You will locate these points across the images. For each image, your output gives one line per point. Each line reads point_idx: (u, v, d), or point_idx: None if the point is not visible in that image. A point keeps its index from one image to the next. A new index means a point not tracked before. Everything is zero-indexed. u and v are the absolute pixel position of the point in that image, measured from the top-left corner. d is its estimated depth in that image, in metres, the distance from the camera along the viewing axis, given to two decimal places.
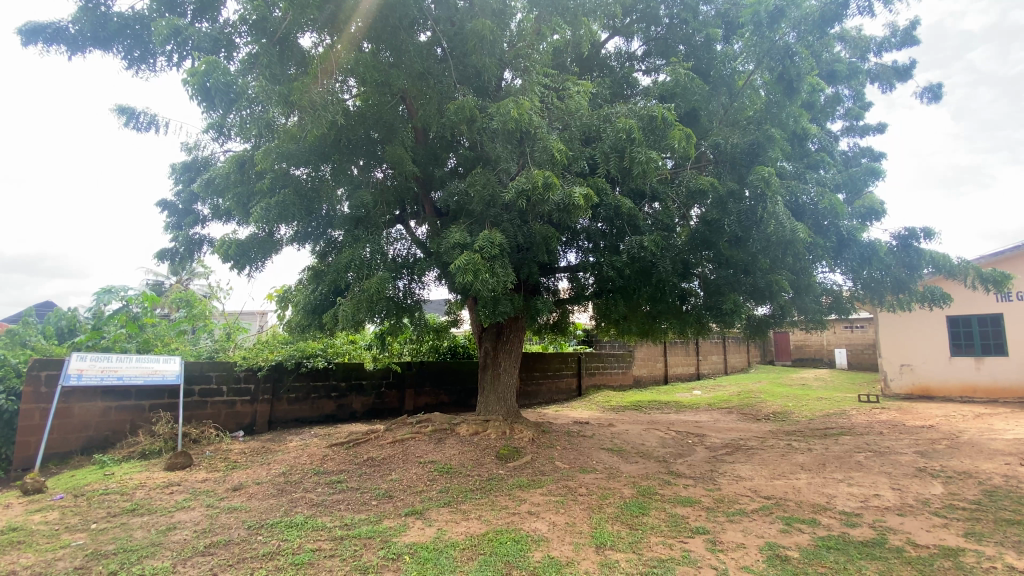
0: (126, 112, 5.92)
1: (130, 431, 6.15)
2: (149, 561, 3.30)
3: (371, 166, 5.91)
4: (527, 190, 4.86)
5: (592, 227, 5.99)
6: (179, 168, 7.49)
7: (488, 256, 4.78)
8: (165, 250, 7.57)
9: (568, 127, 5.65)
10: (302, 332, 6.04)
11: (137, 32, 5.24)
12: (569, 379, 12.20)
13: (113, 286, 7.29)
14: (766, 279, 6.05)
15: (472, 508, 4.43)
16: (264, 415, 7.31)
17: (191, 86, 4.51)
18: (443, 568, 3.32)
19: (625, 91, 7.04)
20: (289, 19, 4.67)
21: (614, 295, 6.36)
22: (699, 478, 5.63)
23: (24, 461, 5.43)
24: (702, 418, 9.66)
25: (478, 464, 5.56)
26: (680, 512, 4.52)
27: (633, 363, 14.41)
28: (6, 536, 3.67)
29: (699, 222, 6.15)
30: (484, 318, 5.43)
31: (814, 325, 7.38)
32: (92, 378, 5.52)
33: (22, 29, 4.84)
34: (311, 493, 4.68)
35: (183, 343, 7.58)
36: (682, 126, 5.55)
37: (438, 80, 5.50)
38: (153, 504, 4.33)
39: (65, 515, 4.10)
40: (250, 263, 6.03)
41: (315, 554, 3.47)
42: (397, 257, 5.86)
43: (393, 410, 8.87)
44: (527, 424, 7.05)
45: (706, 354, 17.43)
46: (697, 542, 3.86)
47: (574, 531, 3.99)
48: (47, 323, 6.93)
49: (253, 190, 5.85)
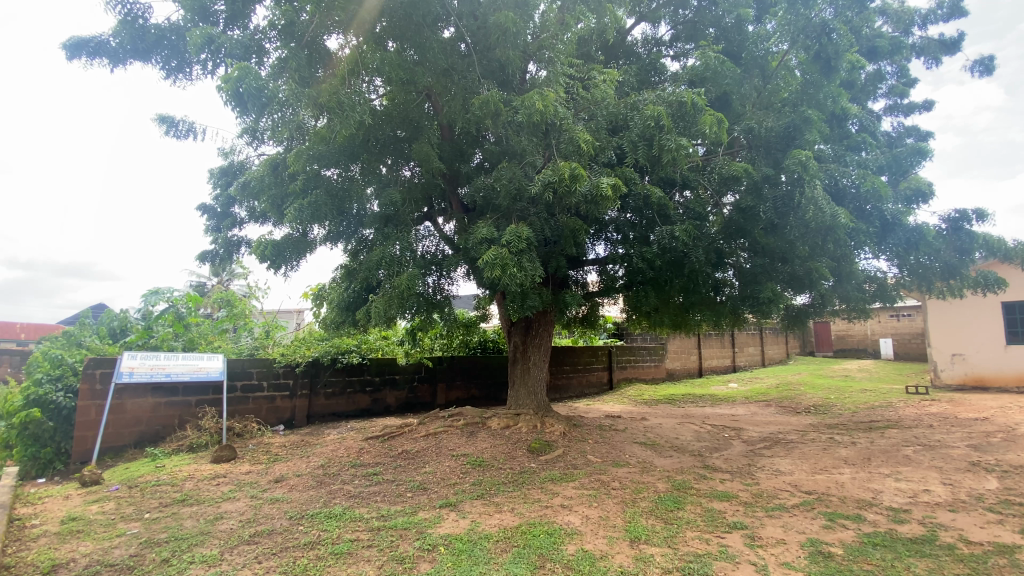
0: (166, 121, 6.18)
1: (179, 425, 6.46)
2: (198, 549, 3.45)
3: (399, 164, 5.94)
4: (553, 182, 4.79)
5: (621, 218, 5.86)
6: (216, 172, 7.77)
7: (516, 251, 4.75)
8: (206, 252, 7.89)
9: (594, 117, 5.57)
10: (336, 329, 6.18)
11: (173, 42, 5.44)
12: (599, 373, 12.11)
13: (160, 287, 7.62)
14: (806, 267, 5.89)
15: (505, 501, 4.46)
16: (303, 409, 7.54)
17: (224, 92, 4.66)
18: (477, 560, 3.35)
19: (652, 78, 6.87)
20: (316, 19, 4.77)
21: (645, 286, 6.20)
22: (736, 473, 5.50)
23: (82, 455, 5.79)
24: (739, 411, 9.42)
25: (510, 458, 5.58)
26: (716, 507, 4.43)
27: (665, 356, 14.18)
28: (67, 525, 3.92)
29: (733, 209, 6.00)
30: (512, 313, 5.42)
31: (857, 314, 7.10)
32: (142, 376, 5.80)
33: (67, 44, 5.11)
34: (348, 485, 4.81)
35: (225, 341, 7.92)
36: (713, 111, 5.33)
37: (463, 76, 5.51)
38: (201, 495, 4.54)
39: (120, 505, 4.35)
40: (285, 263, 6.17)
41: (353, 544, 3.56)
42: (426, 253, 5.92)
43: (426, 404, 9.01)
44: (558, 418, 7.03)
45: (741, 346, 16.98)
46: (735, 537, 3.78)
47: (608, 524, 3.96)
48: (102, 323, 7.31)
49: (286, 192, 6.01)
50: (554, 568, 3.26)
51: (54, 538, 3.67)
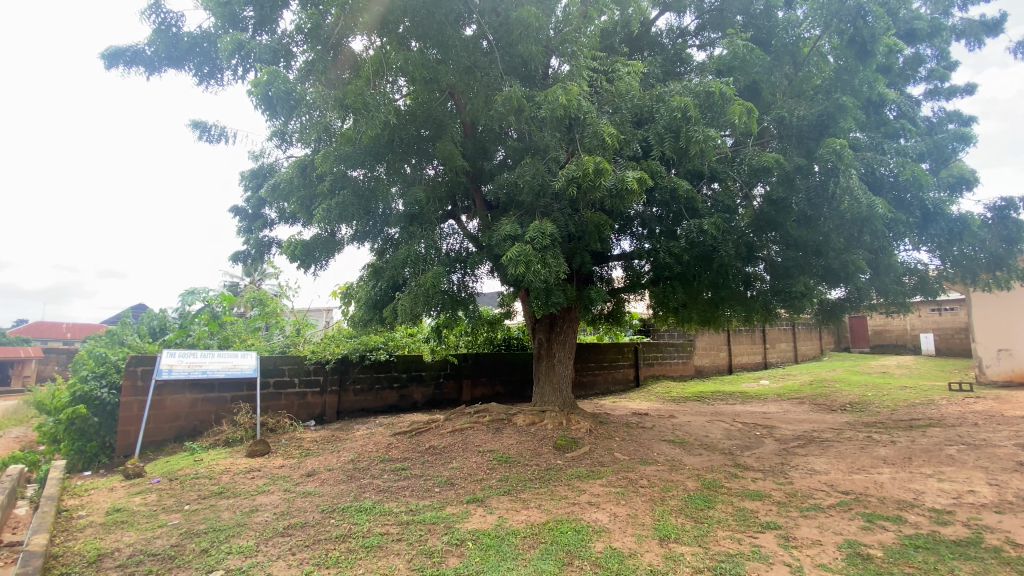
0: (199, 126, 6.38)
1: (215, 420, 6.69)
2: (235, 540, 3.57)
3: (423, 164, 5.95)
4: (577, 177, 4.75)
5: (647, 212, 5.72)
6: (247, 175, 7.98)
7: (540, 247, 4.74)
8: (239, 252, 8.13)
9: (619, 110, 5.46)
10: (365, 326, 6.30)
11: (205, 49, 5.60)
12: (625, 370, 11.98)
13: (196, 288, 7.88)
14: (841, 260, 5.70)
15: (532, 497, 4.46)
16: (333, 405, 7.70)
17: (255, 96, 4.79)
18: (505, 555, 3.36)
19: (677, 69, 6.73)
20: (341, 22, 4.86)
21: (673, 282, 6.08)
22: (769, 472, 5.37)
23: (125, 449, 6.04)
24: (771, 409, 9.19)
25: (536, 454, 5.57)
26: (748, 506, 4.33)
27: (693, 352, 13.93)
28: (112, 515, 4.10)
29: (764, 201, 5.83)
30: (537, 310, 5.42)
31: (896, 308, 6.87)
32: (180, 373, 6.02)
33: (105, 54, 5.33)
34: (377, 479, 4.89)
35: (258, 338, 8.15)
36: (742, 100, 5.23)
37: (485, 73, 5.50)
38: (237, 488, 4.69)
39: (162, 497, 4.53)
40: (315, 263, 6.29)
41: (383, 538, 3.62)
42: (450, 251, 5.96)
43: (452, 400, 9.09)
44: (584, 415, 6.99)
45: (773, 342, 16.55)
46: (768, 537, 3.69)
47: (636, 523, 3.92)
48: (143, 323, 7.60)
49: (315, 194, 6.14)
50: (582, 565, 3.24)
51: (100, 528, 3.85)
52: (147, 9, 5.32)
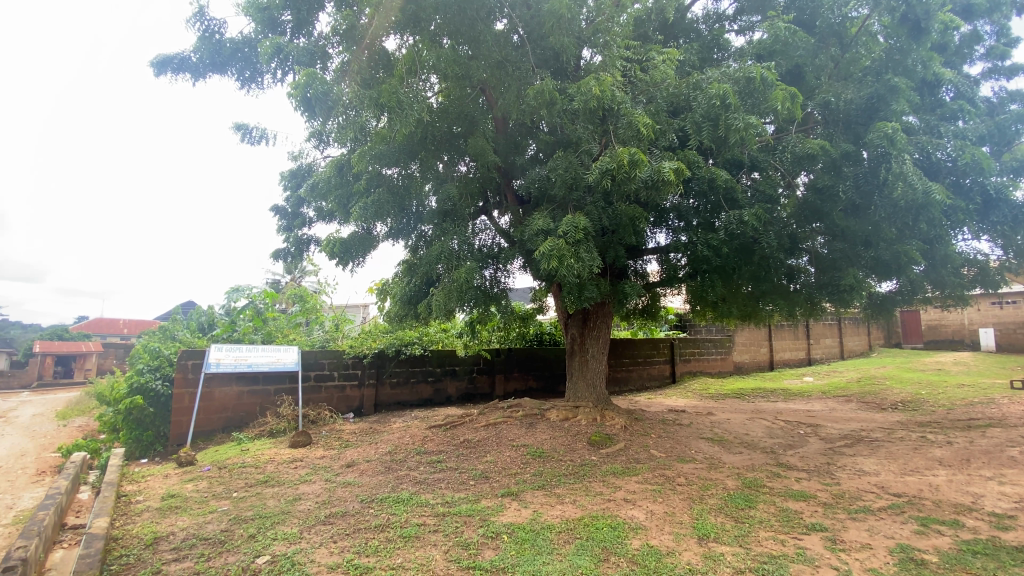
0: (241, 129, 6.62)
1: (260, 412, 6.96)
2: (280, 527, 3.71)
3: (455, 160, 6.01)
4: (611, 169, 4.65)
5: (683, 204, 5.56)
6: (286, 175, 8.24)
7: (573, 241, 4.68)
8: (280, 250, 8.40)
9: (653, 99, 5.35)
10: (400, 322, 6.41)
11: (246, 54, 5.81)
12: (661, 365, 11.78)
13: (241, 285, 8.22)
14: (892, 251, 5.42)
15: (567, 493, 4.44)
16: (370, 398, 7.89)
17: (296, 98, 4.94)
18: (541, 549, 3.36)
19: (715, 55, 6.51)
20: (375, 21, 4.92)
21: (711, 275, 5.79)
22: (814, 472, 5.16)
23: (178, 438, 6.36)
24: (816, 407, 8.84)
25: (570, 449, 5.55)
26: (792, 506, 4.18)
27: (732, 348, 13.54)
28: (167, 501, 4.34)
29: (808, 189, 5.65)
30: (570, 305, 5.36)
31: (953, 301, 6.48)
32: (228, 366, 6.33)
33: (154, 62, 5.59)
34: (414, 471, 4.98)
35: (299, 334, 8.41)
36: (784, 85, 5.05)
37: (517, 67, 5.47)
38: (281, 477, 4.86)
39: (212, 484, 4.75)
40: (352, 260, 6.43)
41: (420, 529, 3.69)
42: (483, 247, 5.99)
43: (485, 394, 9.16)
44: (618, 412, 6.89)
45: (818, 337, 15.92)
46: (814, 539, 3.55)
47: (674, 521, 3.85)
48: (192, 318, 7.99)
49: (351, 192, 6.28)
50: (619, 562, 3.21)
51: (156, 513, 4.07)
52: (193, 17, 5.55)
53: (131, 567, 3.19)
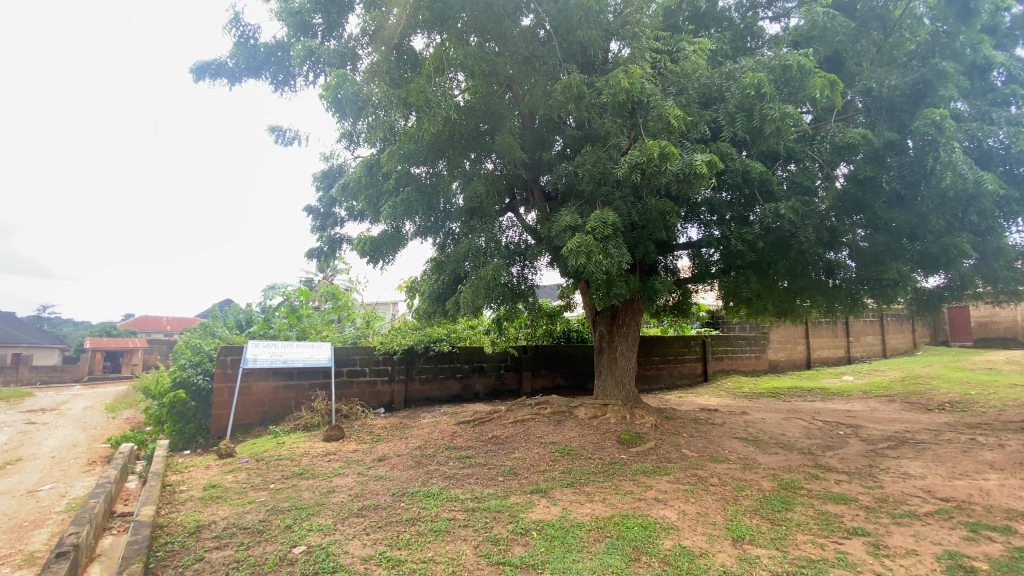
0: (275, 130, 6.81)
1: (295, 406, 7.16)
2: (315, 519, 3.80)
3: (482, 158, 6.01)
4: (641, 163, 4.57)
5: (716, 197, 5.41)
6: (319, 175, 8.42)
7: (601, 237, 4.61)
8: (313, 249, 8.60)
9: (684, 90, 5.23)
10: (429, 319, 6.47)
11: (279, 58, 5.94)
12: (692, 363, 11.55)
13: (277, 283, 8.46)
14: (941, 244, 5.14)
15: (597, 491, 4.41)
16: (400, 394, 8.02)
17: (327, 100, 5.01)
18: (570, 547, 3.35)
19: (749, 44, 6.32)
20: (403, 20, 4.97)
21: (745, 271, 5.63)
22: (855, 474, 4.97)
23: (218, 431, 6.60)
24: (856, 407, 8.51)
25: (599, 448, 5.50)
26: (832, 510, 4.04)
27: (767, 346, 13.16)
28: (209, 491, 4.52)
29: (847, 181, 5.41)
30: (598, 302, 5.30)
31: (1006, 297, 6.14)
32: (264, 362, 6.54)
33: (194, 68, 5.88)
34: (444, 466, 5.04)
35: (332, 330, 8.59)
36: (823, 72, 4.91)
37: (545, 62, 5.43)
38: (316, 470, 4.99)
39: (251, 475, 4.92)
40: (383, 258, 6.54)
41: (450, 523, 3.72)
42: (509, 244, 6.01)
43: (513, 391, 9.18)
44: (649, 410, 6.80)
45: (858, 335, 15.31)
46: (855, 544, 3.42)
47: (707, 521, 3.77)
48: (231, 315, 8.27)
49: (381, 191, 6.36)
50: (650, 562, 3.16)
51: (198, 502, 4.24)
52: (229, 24, 5.75)
53: (175, 553, 3.33)
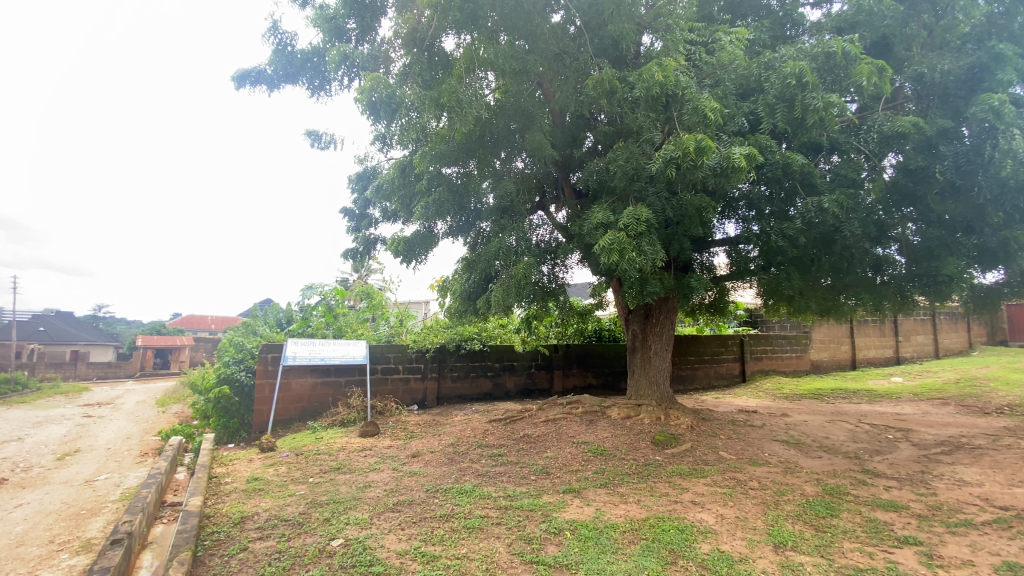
0: (312, 135, 6.99)
1: (333, 402, 7.34)
2: (352, 512, 3.88)
3: (512, 156, 5.98)
4: (675, 158, 4.45)
5: (754, 191, 5.23)
6: (354, 178, 8.61)
7: (634, 234, 4.54)
8: (349, 250, 8.79)
9: (720, 82, 5.09)
10: (460, 318, 6.51)
11: (315, 64, 6.10)
12: (729, 363, 11.24)
13: (314, 283, 8.70)
14: (1000, 237, 4.93)
15: (631, 492, 4.34)
16: (433, 391, 8.12)
17: (361, 103, 5.08)
18: (605, 548, 3.31)
19: (788, 33, 6.10)
20: (435, 21, 5.00)
21: (786, 267, 5.42)
22: (905, 480, 4.72)
23: (260, 425, 6.85)
24: (906, 410, 8.09)
25: (633, 449, 5.41)
26: (881, 517, 3.84)
27: (809, 346, 12.67)
28: (252, 483, 4.69)
29: (896, 171, 5.16)
30: (631, 300, 5.22)
31: None
32: (303, 359, 6.74)
33: (235, 76, 6.12)
34: (476, 463, 5.07)
35: (367, 329, 8.77)
36: (870, 59, 4.69)
37: (575, 58, 5.38)
38: (353, 465, 5.11)
39: (290, 469, 5.08)
40: (416, 258, 6.62)
41: (483, 521, 3.74)
42: (540, 242, 5.97)
43: (544, 390, 9.16)
44: (684, 411, 6.66)
45: (907, 334, 14.57)
46: (907, 553, 3.25)
47: (746, 526, 3.66)
48: (271, 315, 8.56)
49: (414, 192, 6.45)
50: (687, 566, 3.09)
51: (242, 494, 4.41)
52: (268, 32, 5.95)
53: (221, 543, 3.46)
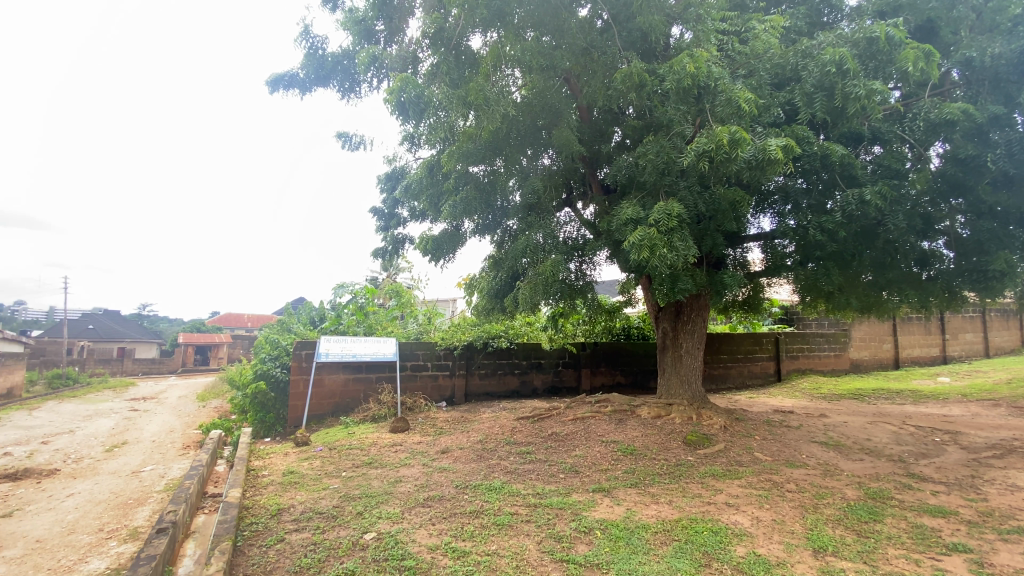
0: (342, 136, 7.13)
1: (364, 398, 7.48)
2: (384, 507, 3.95)
3: (538, 153, 5.88)
4: (708, 151, 4.34)
5: (791, 184, 5.06)
6: (383, 178, 8.73)
7: (666, 230, 4.45)
8: (378, 249, 8.93)
9: (754, 72, 4.97)
10: (488, 315, 6.56)
11: (345, 66, 6.22)
12: (763, 362, 10.94)
13: (346, 282, 8.89)
14: None
15: (662, 492, 4.27)
16: (461, 388, 8.18)
17: (390, 104, 5.13)
18: (636, 549, 3.26)
19: (825, 19, 5.84)
20: (462, 20, 5.03)
21: (825, 263, 5.21)
22: (954, 485, 4.50)
23: (295, 420, 7.03)
24: (954, 412, 7.70)
25: (664, 448, 5.32)
26: (928, 523, 3.67)
27: (848, 344, 12.20)
28: (288, 476, 4.83)
29: (943, 161, 4.89)
30: (661, 297, 5.14)
31: None
32: (336, 356, 6.90)
33: (269, 80, 6.29)
34: (505, 460, 5.08)
35: (396, 326, 8.90)
36: (916, 43, 4.47)
37: (603, 52, 5.29)
38: (384, 459, 5.20)
39: (324, 463, 5.20)
40: (444, 257, 6.68)
41: (513, 518, 3.74)
42: (567, 240, 5.93)
43: (571, 388, 9.12)
44: (717, 411, 6.51)
45: (955, 332, 13.88)
46: (956, 561, 3.10)
47: (783, 530, 3.55)
48: (304, 313, 8.81)
49: (441, 191, 6.50)
50: (722, 569, 3.02)
51: (279, 486, 4.54)
52: (300, 37, 6.10)
53: (260, 533, 3.58)
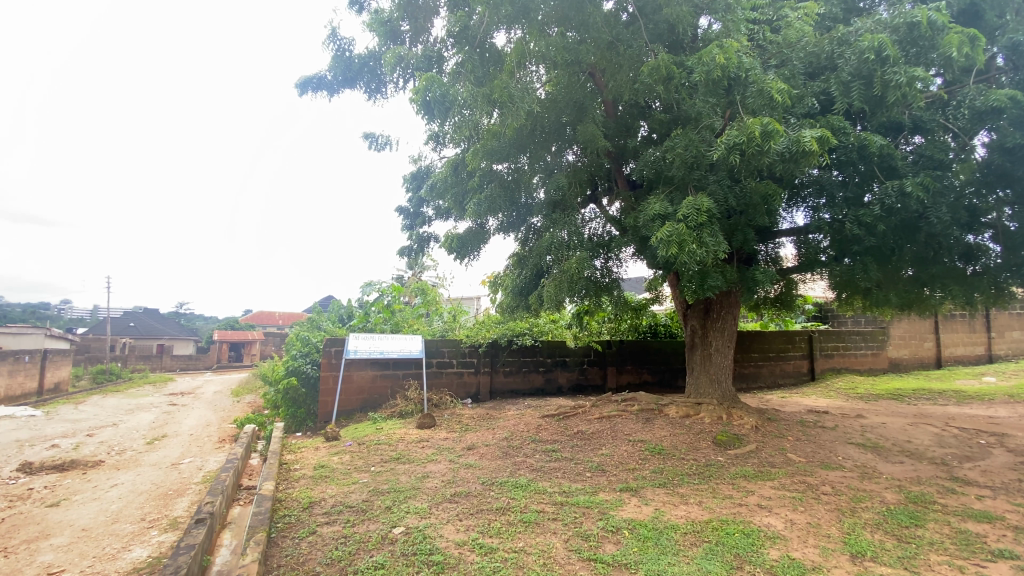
0: (369, 136, 7.23)
1: (391, 395, 7.59)
2: (412, 502, 4.00)
3: (563, 150, 5.86)
4: (740, 144, 4.21)
5: (826, 176, 4.90)
6: (408, 178, 8.83)
7: (694, 225, 4.36)
8: (404, 247, 9.03)
9: (787, 62, 4.85)
10: (512, 313, 6.55)
11: (372, 67, 6.30)
12: (795, 361, 10.63)
13: (373, 280, 9.05)
14: None
15: (691, 493, 4.20)
16: (486, 385, 8.22)
17: (416, 103, 5.13)
18: (664, 549, 3.22)
19: (861, 4, 5.46)
20: (487, 18, 5.02)
21: (863, 258, 5.01)
22: (1002, 490, 4.28)
23: (325, 415, 7.20)
24: (1002, 413, 7.33)
25: (693, 448, 5.23)
26: (974, 529, 3.51)
27: (886, 342, 11.76)
28: (319, 470, 4.94)
29: (991, 150, 4.65)
30: (689, 294, 5.02)
31: None
32: (364, 353, 7.02)
33: (298, 83, 6.42)
34: (530, 458, 5.08)
35: (422, 324, 9.00)
36: (961, 27, 4.24)
37: (629, 45, 5.19)
38: (411, 455, 5.26)
39: (353, 458, 5.30)
40: (469, 255, 6.71)
41: (540, 515, 3.74)
42: (592, 236, 5.88)
43: (596, 386, 9.05)
44: (748, 410, 6.36)
45: (1002, 329, 13.22)
46: (1005, 569, 2.95)
47: (819, 533, 3.45)
48: (333, 311, 9.01)
49: (466, 189, 6.53)
50: (754, 571, 2.95)
51: (310, 480, 4.65)
52: (328, 39, 6.22)
53: (293, 525, 3.67)
